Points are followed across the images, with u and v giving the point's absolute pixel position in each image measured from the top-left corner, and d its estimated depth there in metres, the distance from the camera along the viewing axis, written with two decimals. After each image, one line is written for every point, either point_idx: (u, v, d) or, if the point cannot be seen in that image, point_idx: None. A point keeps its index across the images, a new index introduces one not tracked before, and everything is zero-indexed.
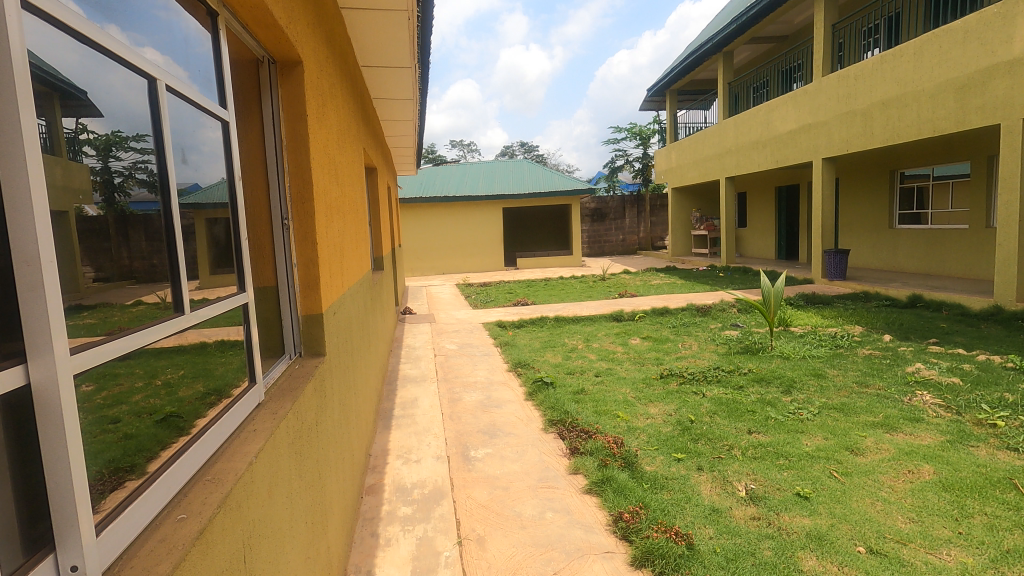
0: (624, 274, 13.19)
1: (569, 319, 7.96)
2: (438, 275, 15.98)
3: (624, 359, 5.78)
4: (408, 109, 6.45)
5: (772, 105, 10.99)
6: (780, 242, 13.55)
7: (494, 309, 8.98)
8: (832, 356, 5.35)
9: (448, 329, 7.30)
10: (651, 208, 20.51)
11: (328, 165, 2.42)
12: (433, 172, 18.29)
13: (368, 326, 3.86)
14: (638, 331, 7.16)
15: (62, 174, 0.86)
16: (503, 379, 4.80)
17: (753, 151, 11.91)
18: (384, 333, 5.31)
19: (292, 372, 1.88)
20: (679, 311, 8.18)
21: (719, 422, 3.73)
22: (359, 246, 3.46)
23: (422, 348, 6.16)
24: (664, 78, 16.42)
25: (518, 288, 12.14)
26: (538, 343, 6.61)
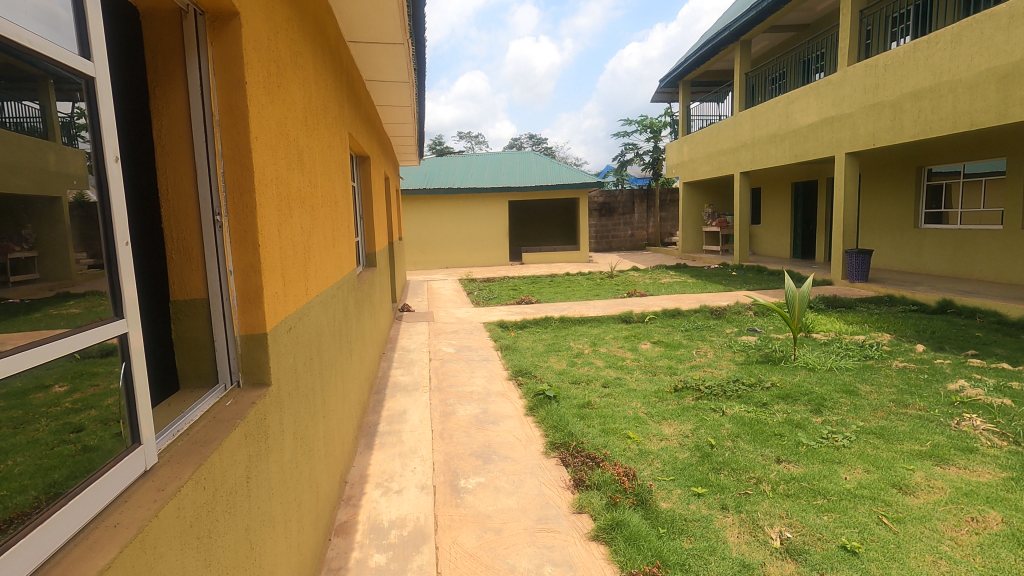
0: (633, 272, 12.71)
1: (575, 321, 7.53)
2: (440, 270, 15.57)
3: (634, 367, 5.35)
4: (405, 95, 6.01)
5: (792, 96, 10.45)
6: (796, 240, 13.02)
7: (496, 308, 8.56)
8: (862, 368, 4.89)
9: (447, 329, 6.90)
10: (661, 203, 19.98)
11: (287, 147, 2.00)
12: (437, 164, 17.83)
13: (351, 331, 3.47)
14: (648, 335, 6.72)
15: (53, 160, 0.97)
16: (501, 390, 4.38)
17: (770, 145, 11.40)
18: (374, 337, 4.90)
19: (219, 412, 1.46)
20: (692, 314, 7.72)
21: (743, 448, 3.30)
22: (339, 244, 3.08)
23: (417, 351, 5.76)
24: (677, 69, 15.83)
25: (522, 285, 11.72)
26: (541, 347, 6.19)
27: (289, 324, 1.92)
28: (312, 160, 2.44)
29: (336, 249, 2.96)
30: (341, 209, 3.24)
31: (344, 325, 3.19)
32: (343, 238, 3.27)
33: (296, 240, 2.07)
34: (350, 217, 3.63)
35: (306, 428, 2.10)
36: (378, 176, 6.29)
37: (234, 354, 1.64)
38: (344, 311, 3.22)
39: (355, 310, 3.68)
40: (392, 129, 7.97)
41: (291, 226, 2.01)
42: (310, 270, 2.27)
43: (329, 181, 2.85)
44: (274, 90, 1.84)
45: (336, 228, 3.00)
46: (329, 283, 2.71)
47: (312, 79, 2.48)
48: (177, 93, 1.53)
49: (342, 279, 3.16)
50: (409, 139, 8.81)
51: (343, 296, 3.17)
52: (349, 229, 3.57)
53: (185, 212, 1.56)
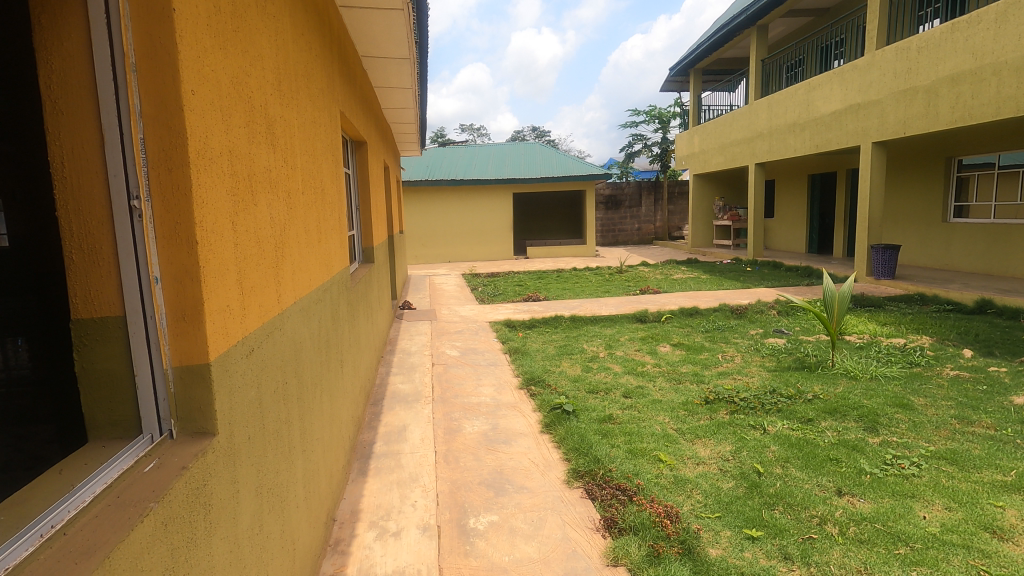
0: (643, 267, 12.25)
1: (587, 320, 7.07)
2: (443, 263, 15.11)
3: (656, 372, 4.89)
4: (405, 77, 5.52)
5: (814, 83, 9.95)
6: (813, 235, 12.52)
7: (502, 305, 8.10)
8: (910, 377, 4.43)
9: (450, 329, 6.45)
10: (669, 196, 19.46)
11: (248, 113, 1.53)
12: (439, 154, 17.32)
13: (342, 339, 3.03)
14: (667, 337, 6.26)
15: None
16: (512, 402, 3.93)
17: (788, 134, 10.89)
18: (371, 341, 4.45)
19: (129, 486, 1.01)
20: (711, 313, 7.25)
21: (796, 477, 2.85)
22: (327, 239, 2.63)
23: (418, 354, 5.31)
24: (688, 56, 15.29)
25: (528, 280, 11.26)
26: (553, 350, 5.73)
27: (251, 344, 1.47)
28: (290, 137, 1.99)
29: (323, 245, 2.52)
30: (330, 199, 2.79)
31: (333, 334, 2.73)
32: (333, 233, 2.83)
33: (263, 234, 1.61)
34: (342, 208, 3.21)
35: (276, 475, 1.64)
36: (376, 164, 5.84)
37: (165, 394, 1.18)
38: (334, 316, 2.78)
39: (347, 314, 3.26)
40: (391, 116, 7.47)
41: (255, 216, 1.56)
42: (283, 272, 1.81)
43: (313, 167, 2.39)
44: (227, 35, 1.37)
45: (323, 220, 2.56)
46: (312, 286, 2.26)
47: (289, 39, 2.02)
48: (75, 26, 1.06)
49: (331, 280, 2.72)
50: (410, 127, 8.32)
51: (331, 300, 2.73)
52: (341, 221, 3.14)
53: (90, 194, 1.09)
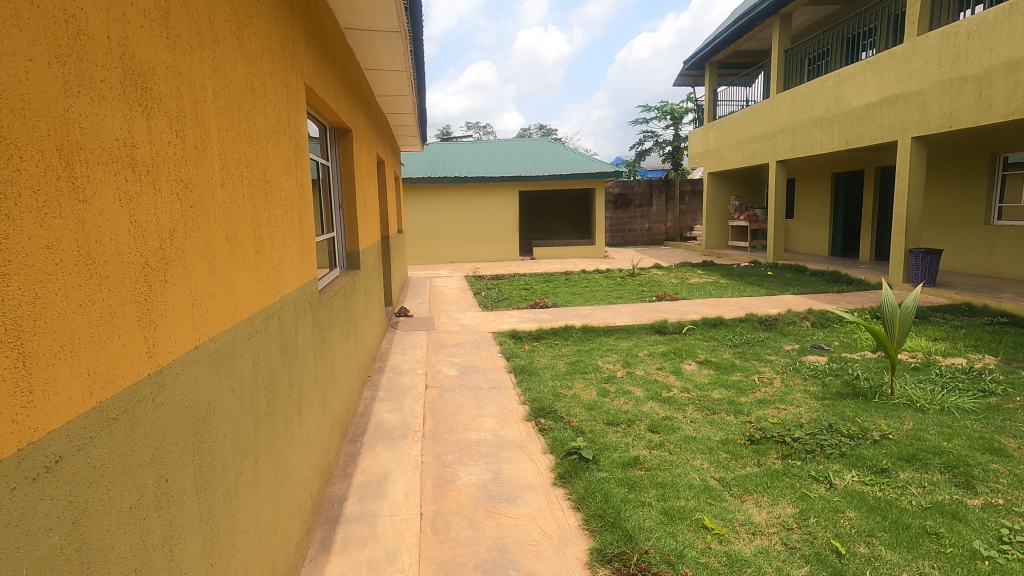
0: (656, 270, 11.59)
1: (600, 331, 6.40)
2: (445, 264, 14.47)
3: (684, 398, 4.22)
4: (399, 64, 4.87)
5: (845, 73, 9.24)
6: (837, 237, 11.79)
7: (507, 313, 7.47)
8: (988, 411, 3.74)
9: (449, 342, 5.82)
10: (681, 195, 18.73)
11: (68, 42, 0.89)
12: (443, 150, 16.68)
13: (303, 372, 2.38)
14: (691, 353, 5.58)
15: None
16: (519, 440, 3.28)
17: (814, 130, 10.19)
18: (353, 360, 3.82)
19: None
20: (738, 325, 6.56)
21: (886, 561, 2.19)
22: (273, 248, 1.99)
23: (411, 372, 4.67)
24: (704, 49, 14.58)
25: (535, 284, 10.61)
26: (564, 369, 5.07)
27: (58, 452, 0.84)
28: (192, 98, 1.34)
29: (264, 255, 1.88)
30: (282, 194, 2.15)
31: (285, 373, 2.09)
32: (287, 238, 2.19)
33: (102, 248, 0.97)
34: (307, 207, 2.57)
35: None
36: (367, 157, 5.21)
37: None
38: (288, 348, 2.15)
39: (313, 338, 2.62)
40: (386, 108, 6.82)
41: (82, 216, 0.92)
42: (164, 303, 1.17)
43: (248, 149, 1.75)
44: None
45: (266, 221, 1.92)
46: (239, 316, 1.62)
47: None
48: None
49: (282, 301, 2.08)
50: (408, 119, 7.66)
51: (284, 327, 2.10)
52: (304, 224, 2.50)
53: None
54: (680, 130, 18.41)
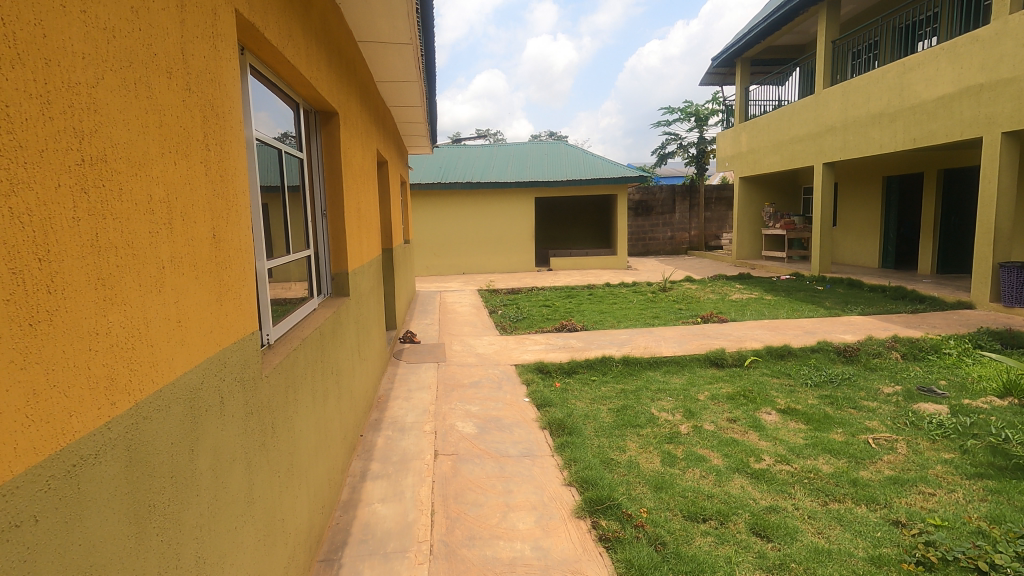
0: (689, 284, 10.49)
1: (646, 364, 5.32)
2: (457, 276, 13.47)
3: (784, 474, 3.11)
4: (402, 34, 3.84)
5: (911, 63, 8.18)
6: (890, 247, 10.68)
7: (530, 338, 6.41)
8: None
9: (463, 379, 4.77)
10: (706, 201, 17.62)
11: None
12: (454, 154, 15.70)
13: (218, 513, 1.32)
14: (765, 396, 4.49)
15: None
16: (574, 564, 2.20)
17: (872, 127, 9.08)
18: (336, 428, 2.77)
19: None
20: (810, 355, 5.46)
21: None
22: (127, 300, 0.97)
23: (417, 428, 3.61)
24: (735, 44, 13.51)
25: (557, 299, 9.53)
26: (609, 422, 3.98)
27: None
28: None
29: (81, 320, 0.86)
30: (166, 193, 1.13)
31: (160, 551, 1.04)
32: (179, 278, 1.17)
33: None
34: (238, 219, 1.54)
35: None
36: (364, 153, 4.19)
37: None
38: (171, 495, 1.10)
39: (248, 438, 1.55)
40: (390, 99, 5.81)
41: None
42: None
43: (8, 75, 0.74)
44: None
45: (96, 239, 0.89)
46: None
47: None
48: None
49: (151, 403, 1.04)
50: (416, 115, 6.64)
51: (156, 460, 1.05)
52: (232, 249, 1.47)
53: None
54: (706, 132, 17.29)
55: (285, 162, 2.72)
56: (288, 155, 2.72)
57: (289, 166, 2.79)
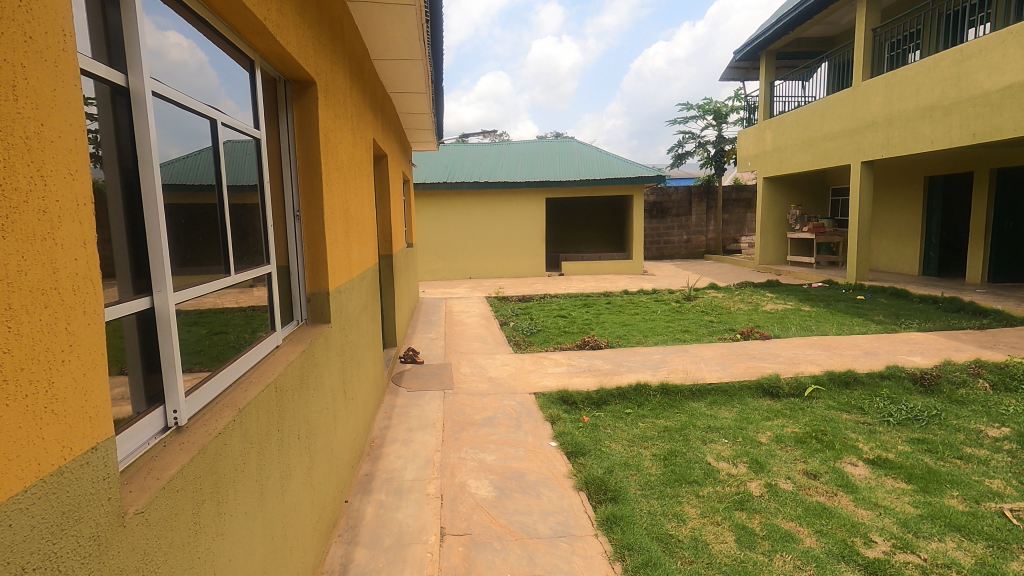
0: (714, 292, 9.71)
1: (688, 394, 4.52)
2: (463, 281, 12.72)
3: (912, 569, 2.31)
4: None
5: (969, 49, 7.39)
6: (932, 253, 9.87)
7: (548, 357, 5.62)
8: None
9: (474, 412, 3.99)
10: (724, 203, 16.81)
11: None
12: (461, 152, 14.94)
13: None
14: (843, 439, 3.69)
15: None
16: None
17: (921, 121, 8.27)
18: (306, 517, 1.99)
19: None
20: (879, 383, 4.66)
21: None
22: None
23: (418, 489, 2.82)
24: (759, 36, 12.70)
25: (573, 309, 8.76)
26: (657, 475, 3.19)
27: None
28: None
29: None
30: None
31: None
32: None
33: None
34: (46, 227, 0.75)
35: None
36: (356, 141, 3.40)
37: None
38: None
39: None
40: (390, 82, 5.04)
41: None
42: None
43: None
44: None
45: None
46: None
47: None
48: None
49: None
50: (421, 103, 5.88)
51: None
52: (10, 293, 0.69)
53: None
54: (724, 130, 16.47)
55: (240, 143, 1.94)
56: (242, 134, 1.95)
57: (247, 151, 2.02)
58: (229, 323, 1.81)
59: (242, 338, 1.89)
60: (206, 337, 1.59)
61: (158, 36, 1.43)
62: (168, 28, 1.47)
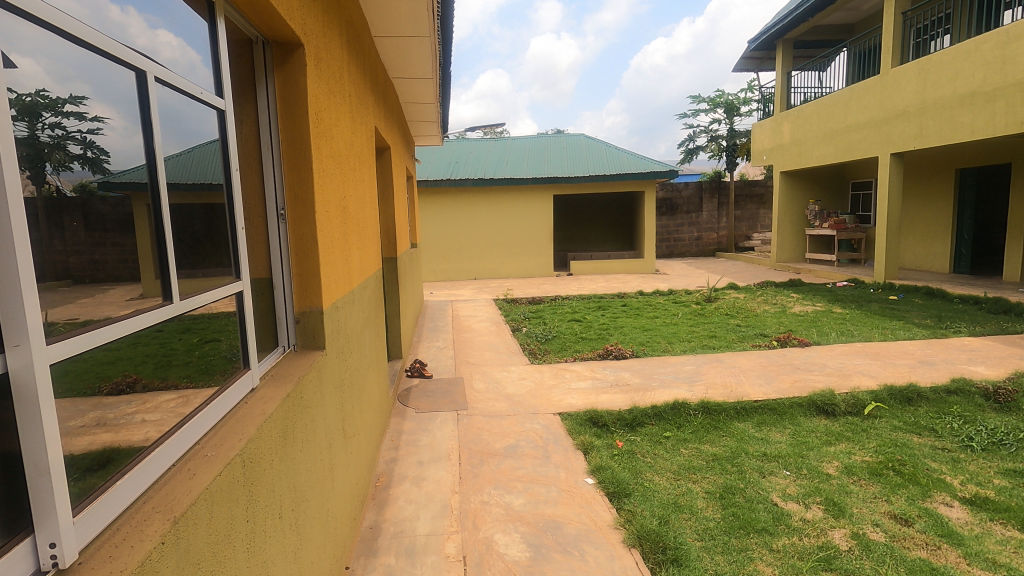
0: (735, 292, 9.19)
1: (732, 414, 4.00)
2: (467, 283, 12.21)
3: None
4: None
5: (1014, 31, 6.86)
6: (964, 250, 9.36)
7: (569, 368, 5.10)
8: None
9: (493, 439, 3.47)
10: (735, 199, 16.27)
11: None
12: (464, 148, 14.40)
13: None
14: (926, 470, 3.17)
15: None
16: None
17: (959, 110, 7.75)
18: None
19: None
20: (947, 400, 4.13)
21: None
22: None
23: (434, 549, 2.30)
24: (776, 24, 12.15)
25: (587, 312, 8.24)
26: (717, 521, 2.68)
27: None
28: None
29: None
30: None
31: None
32: None
33: None
34: None
35: None
36: (354, 127, 2.87)
37: None
38: None
39: None
40: (393, 64, 4.50)
41: None
42: None
43: None
44: None
45: None
46: None
47: None
48: None
49: None
50: (426, 90, 5.35)
51: None
52: None
53: None
54: (736, 123, 15.92)
55: (194, 113, 1.37)
56: (196, 99, 1.37)
57: (204, 122, 1.42)
58: (179, 368, 1.27)
59: (197, 387, 1.34)
60: (120, 399, 1.06)
61: (149, 33, 1.20)
62: (160, 26, 1.24)
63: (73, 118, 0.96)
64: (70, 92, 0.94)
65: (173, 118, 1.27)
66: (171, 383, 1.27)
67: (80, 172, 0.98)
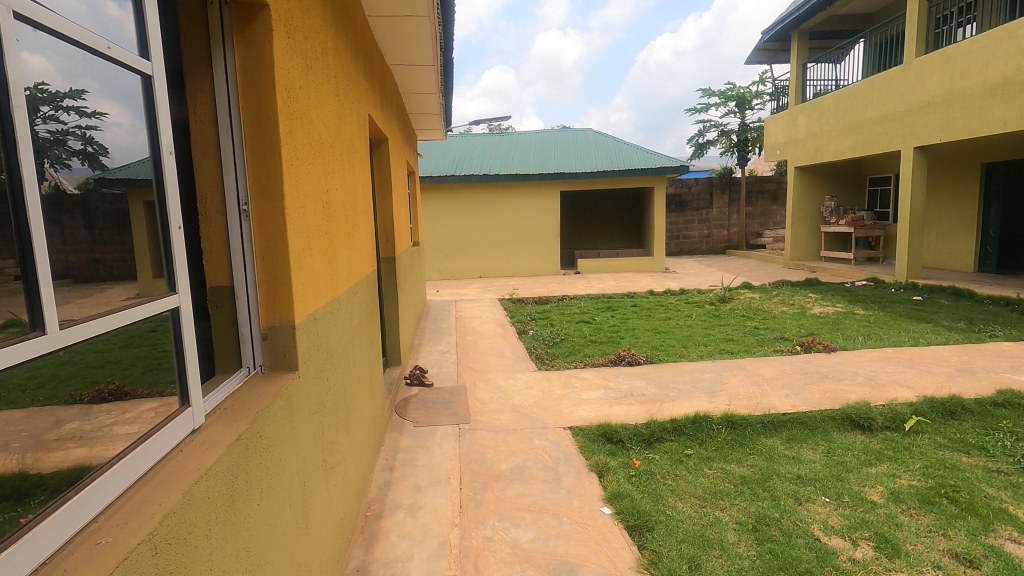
0: (749, 292, 8.83)
1: (759, 428, 3.67)
2: (472, 281, 11.89)
3: None
4: None
5: None
6: (990, 248, 8.96)
7: (579, 375, 4.77)
8: None
9: (498, 458, 3.16)
10: (747, 195, 15.86)
11: None
12: (468, 143, 14.06)
13: None
14: (983, 498, 2.82)
15: None
16: None
17: (989, 101, 7.37)
18: None
19: None
20: (994, 413, 3.78)
21: None
22: None
23: None
24: (791, 14, 11.73)
25: (596, 312, 7.91)
26: (754, 561, 2.34)
27: None
28: None
29: None
30: None
31: None
32: None
33: None
34: None
35: None
36: (342, 112, 2.56)
37: None
38: None
39: None
40: (390, 48, 4.16)
41: None
42: None
43: None
44: None
45: None
46: None
47: None
48: None
49: None
50: (427, 78, 5.02)
51: None
52: None
53: None
54: (747, 116, 15.50)
55: (93, 74, 1.00)
56: (96, 54, 0.99)
57: (113, 88, 1.05)
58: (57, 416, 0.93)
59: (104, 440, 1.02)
60: None
61: None
62: None
63: (74, 113, 0.95)
64: (71, 86, 0.94)
65: (101, 97, 1.02)
66: (52, 438, 0.93)
67: (78, 169, 0.98)
